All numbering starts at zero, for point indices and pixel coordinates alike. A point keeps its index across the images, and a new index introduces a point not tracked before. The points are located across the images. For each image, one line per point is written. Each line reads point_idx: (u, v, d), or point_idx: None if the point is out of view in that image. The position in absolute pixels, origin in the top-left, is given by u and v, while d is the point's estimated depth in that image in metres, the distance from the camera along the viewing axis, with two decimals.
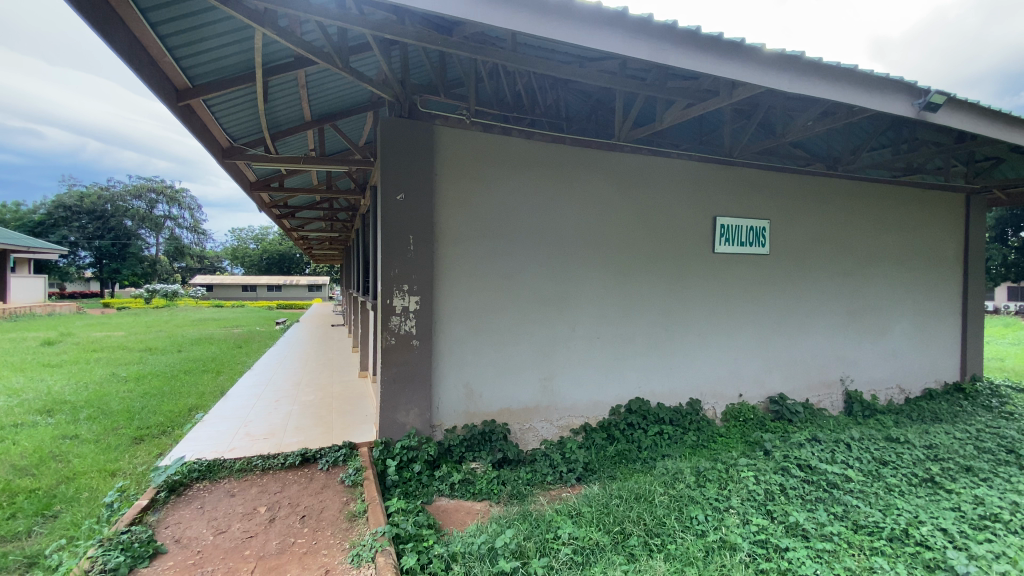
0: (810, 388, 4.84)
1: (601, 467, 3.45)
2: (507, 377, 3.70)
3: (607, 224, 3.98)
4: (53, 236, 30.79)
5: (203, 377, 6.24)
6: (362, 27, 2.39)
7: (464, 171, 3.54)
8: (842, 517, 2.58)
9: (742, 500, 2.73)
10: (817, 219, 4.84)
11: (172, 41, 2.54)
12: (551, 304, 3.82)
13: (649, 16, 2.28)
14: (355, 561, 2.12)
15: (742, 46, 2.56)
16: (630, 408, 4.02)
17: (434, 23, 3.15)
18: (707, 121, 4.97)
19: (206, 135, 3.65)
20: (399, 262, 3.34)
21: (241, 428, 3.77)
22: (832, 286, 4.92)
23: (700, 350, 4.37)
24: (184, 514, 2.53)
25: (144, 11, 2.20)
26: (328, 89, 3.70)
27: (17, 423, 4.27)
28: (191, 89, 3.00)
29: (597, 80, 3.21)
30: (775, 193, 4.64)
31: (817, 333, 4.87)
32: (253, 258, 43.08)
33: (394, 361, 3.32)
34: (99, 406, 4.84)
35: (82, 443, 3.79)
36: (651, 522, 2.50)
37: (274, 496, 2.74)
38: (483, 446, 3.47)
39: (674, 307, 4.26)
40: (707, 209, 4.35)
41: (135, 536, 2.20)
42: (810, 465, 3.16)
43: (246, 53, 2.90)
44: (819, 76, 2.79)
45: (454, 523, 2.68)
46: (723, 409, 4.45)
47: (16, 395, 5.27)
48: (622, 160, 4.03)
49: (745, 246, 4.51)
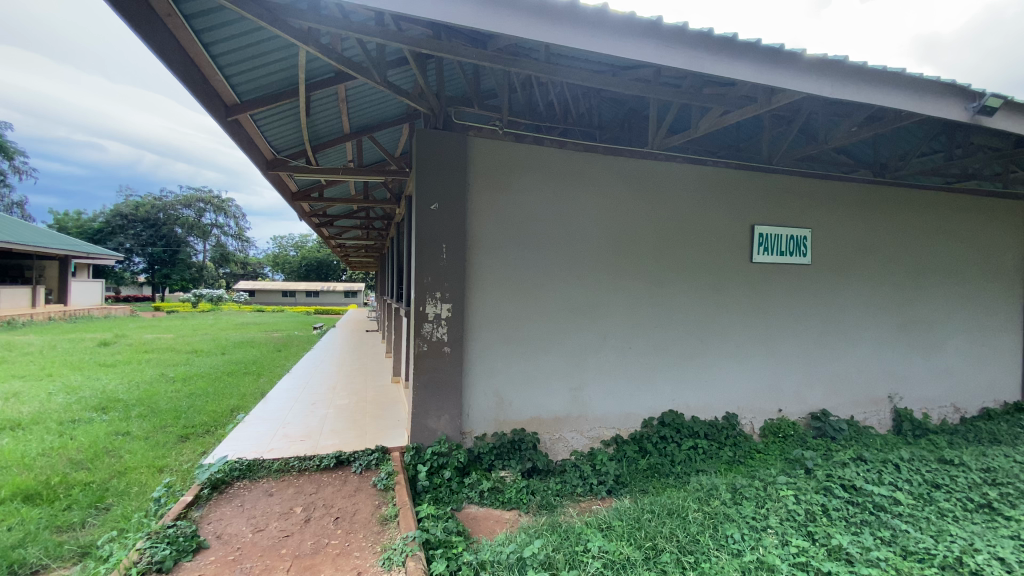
0: (856, 405, 4.63)
1: (632, 481, 3.39)
2: (536, 386, 3.70)
3: (640, 233, 3.94)
4: (112, 242, 32.98)
5: (244, 378, 6.51)
6: (399, 42, 2.45)
7: (496, 180, 3.58)
8: (890, 542, 2.44)
9: (781, 519, 2.62)
10: (861, 228, 4.64)
11: (224, 60, 2.69)
12: (582, 313, 3.80)
13: (684, 24, 2.26)
14: (386, 565, 2.15)
15: (781, 52, 2.49)
16: (663, 421, 3.93)
17: (469, 37, 3.22)
18: (744, 127, 4.87)
19: (253, 149, 3.84)
20: (432, 270, 3.39)
21: (280, 429, 3.89)
22: (878, 297, 4.71)
23: (736, 364, 4.24)
24: (225, 511, 2.64)
25: (198, 32, 2.36)
26: (366, 102, 3.82)
27: (75, 418, 4.56)
28: (240, 104, 3.16)
29: (629, 90, 3.19)
30: (816, 202, 4.48)
31: (861, 349, 4.66)
32: (290, 263, 44.82)
33: (426, 368, 3.37)
34: (149, 404, 5.10)
35: (133, 439, 4.01)
36: (685, 539, 2.44)
37: (311, 496, 2.82)
38: (513, 454, 3.46)
39: (710, 320, 4.16)
40: (744, 217, 4.24)
41: (181, 531, 2.30)
42: (855, 486, 3.01)
43: (291, 69, 3.04)
44: (862, 81, 2.69)
45: (483, 531, 2.69)
46: (760, 424, 4.30)
47: (76, 392, 5.62)
48: (656, 168, 3.98)
49: (785, 256, 4.37)
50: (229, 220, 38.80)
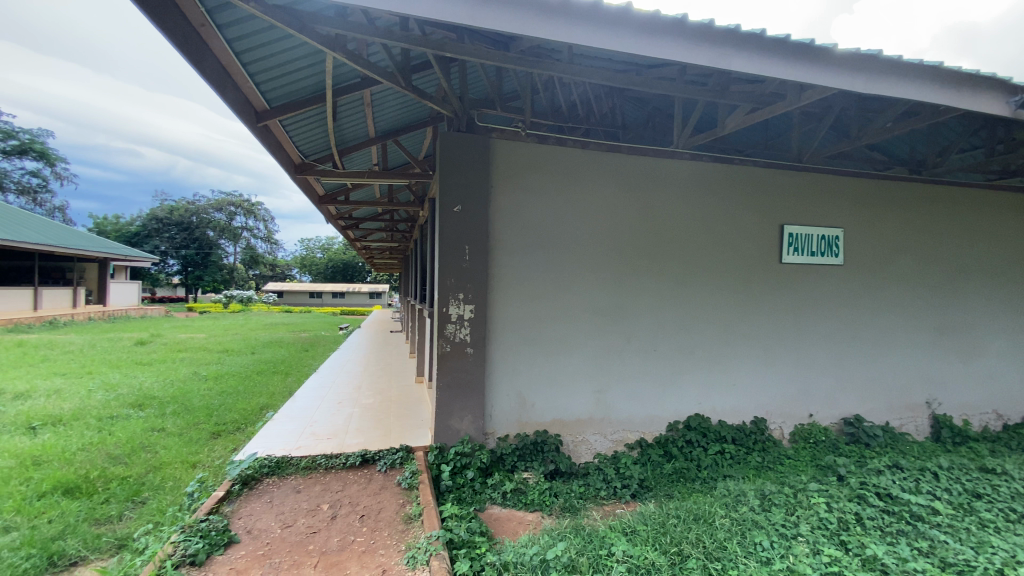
0: (891, 411, 4.46)
1: (657, 485, 3.34)
2: (559, 388, 3.68)
3: (664, 234, 3.89)
4: (148, 245, 34.29)
5: (273, 377, 6.68)
6: (423, 46, 2.48)
7: (519, 181, 3.59)
8: (927, 553, 2.34)
9: (812, 528, 2.55)
10: (897, 227, 4.48)
11: (254, 67, 2.77)
12: (606, 315, 3.77)
13: (710, 21, 2.22)
14: (411, 563, 2.17)
15: (811, 47, 2.43)
16: (689, 425, 3.87)
17: (492, 40, 3.24)
18: (772, 125, 4.76)
19: (282, 154, 3.94)
20: (455, 272, 3.42)
21: (307, 427, 3.97)
22: (914, 299, 4.54)
23: (764, 367, 4.14)
24: (255, 506, 2.71)
25: (230, 41, 2.44)
26: (391, 107, 3.87)
27: (114, 415, 4.75)
28: (270, 110, 3.25)
29: (654, 89, 3.15)
30: (849, 200, 4.35)
31: (897, 352, 4.49)
32: (316, 265, 45.80)
33: (450, 369, 3.40)
34: (183, 401, 5.28)
35: (168, 436, 4.15)
36: (712, 546, 2.39)
37: (337, 494, 2.88)
38: (535, 456, 3.46)
39: (737, 323, 4.07)
40: (772, 217, 4.15)
41: (213, 525, 2.38)
42: (890, 494, 2.90)
43: (318, 76, 3.11)
44: (897, 75, 2.59)
45: (506, 532, 2.69)
46: (790, 429, 4.18)
47: (115, 389, 5.86)
48: (680, 167, 3.93)
49: (816, 256, 4.25)
50: (258, 223, 39.87)
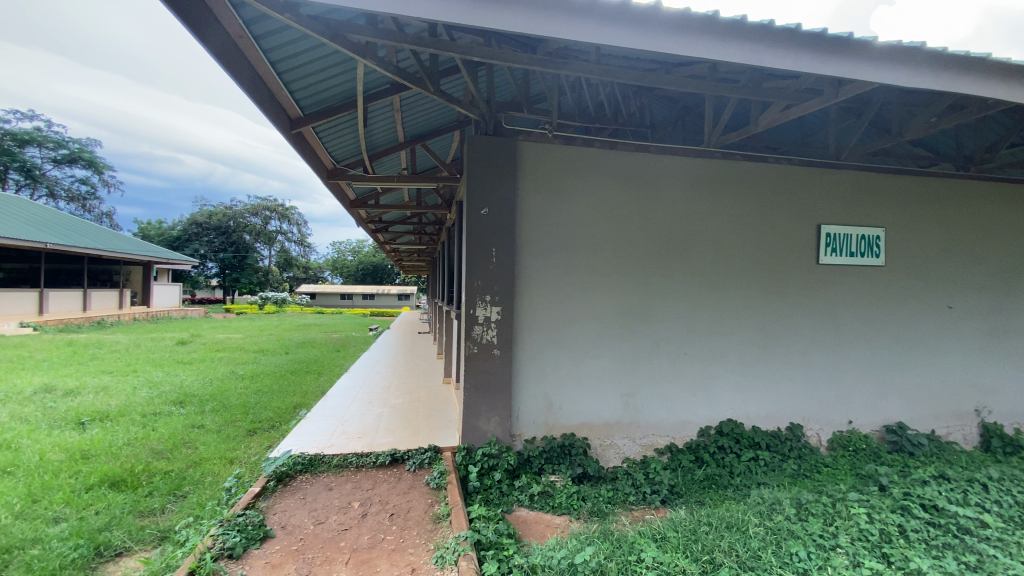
0: (936, 419, 4.25)
1: (688, 492, 3.26)
2: (586, 391, 3.66)
3: (695, 234, 3.82)
4: (189, 249, 35.78)
5: (306, 376, 6.86)
6: (451, 51, 2.51)
7: (546, 183, 3.59)
8: (976, 569, 2.22)
9: (852, 539, 2.45)
10: (942, 226, 4.28)
11: (289, 76, 2.86)
12: (634, 317, 3.73)
13: (742, 18, 2.16)
14: (440, 563, 2.19)
15: (850, 41, 2.33)
16: (721, 430, 3.78)
17: (520, 43, 3.25)
18: (808, 121, 4.61)
19: (315, 159, 4.05)
20: (482, 274, 3.43)
21: (338, 426, 4.06)
22: (963, 301, 4.31)
23: (799, 372, 4.01)
24: (289, 502, 2.79)
25: (266, 51, 2.53)
26: (420, 112, 3.94)
27: (158, 411, 4.97)
28: (304, 117, 3.35)
29: (684, 87, 3.10)
30: (890, 199, 4.17)
31: (944, 357, 4.28)
32: (347, 268, 46.84)
33: (477, 370, 3.42)
34: (221, 399, 5.48)
35: (207, 432, 4.32)
36: (745, 555, 2.33)
37: (367, 492, 2.93)
38: (563, 459, 3.43)
39: (772, 326, 3.96)
40: (808, 216, 4.01)
41: (249, 519, 2.46)
42: (936, 507, 2.76)
43: (350, 83, 3.19)
44: (943, 67, 2.47)
45: (534, 535, 2.68)
46: (828, 436, 4.04)
47: (158, 386, 6.14)
48: (711, 166, 3.85)
49: (855, 257, 4.10)
50: (292, 227, 41.08)
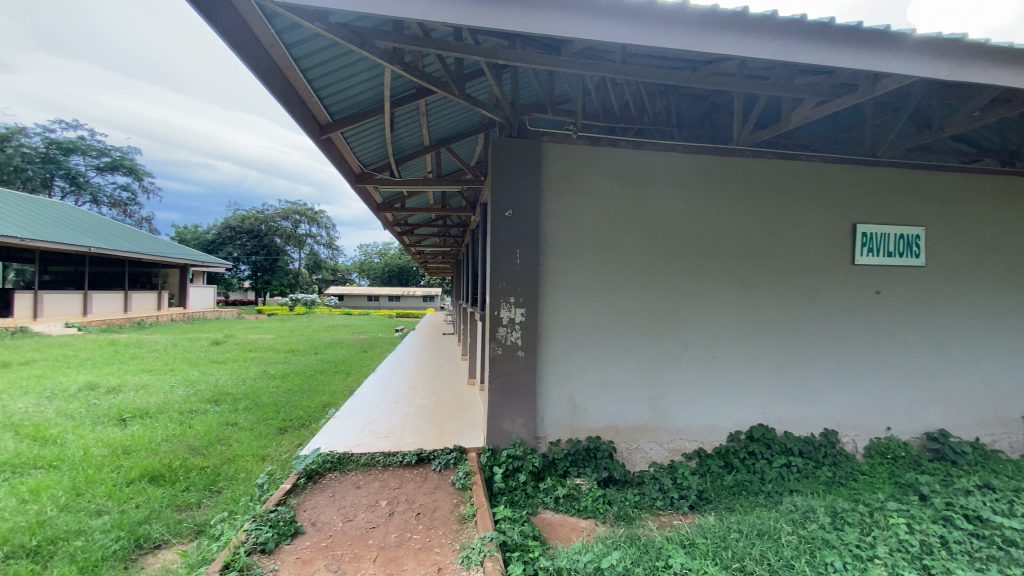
0: (981, 426, 4.06)
1: (717, 498, 3.19)
2: (612, 393, 3.63)
3: (723, 234, 3.74)
4: (222, 252, 37.00)
5: (334, 376, 7.01)
6: (476, 54, 2.53)
7: (570, 184, 3.57)
8: None
9: (891, 550, 2.35)
10: (987, 224, 4.08)
11: (318, 83, 2.94)
12: (661, 319, 3.68)
13: (771, 13, 2.10)
14: (465, 563, 2.21)
15: (886, 33, 2.24)
16: (752, 435, 3.70)
17: (544, 45, 3.26)
18: (842, 117, 4.46)
19: (343, 164, 4.14)
20: (507, 275, 3.44)
21: (366, 426, 4.13)
22: (1010, 303, 4.11)
23: (834, 376, 3.88)
24: (319, 500, 2.85)
25: (298, 59, 2.60)
26: (445, 115, 3.98)
27: (194, 409, 5.16)
28: (333, 123, 3.43)
29: (711, 85, 3.05)
30: (930, 196, 4.00)
31: (989, 361, 4.07)
32: (373, 270, 47.60)
33: (502, 371, 3.42)
34: (253, 398, 5.64)
35: (240, 430, 4.45)
36: (777, 564, 2.27)
37: (394, 491, 2.97)
38: (588, 462, 3.41)
39: (805, 329, 3.85)
40: (842, 215, 3.89)
41: (281, 515, 2.53)
42: (982, 518, 2.62)
43: (377, 88, 3.25)
44: (989, 58, 2.36)
45: (559, 538, 2.67)
46: (865, 443, 3.90)
47: (194, 385, 6.36)
48: (740, 165, 3.76)
49: (893, 257, 3.95)
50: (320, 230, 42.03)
